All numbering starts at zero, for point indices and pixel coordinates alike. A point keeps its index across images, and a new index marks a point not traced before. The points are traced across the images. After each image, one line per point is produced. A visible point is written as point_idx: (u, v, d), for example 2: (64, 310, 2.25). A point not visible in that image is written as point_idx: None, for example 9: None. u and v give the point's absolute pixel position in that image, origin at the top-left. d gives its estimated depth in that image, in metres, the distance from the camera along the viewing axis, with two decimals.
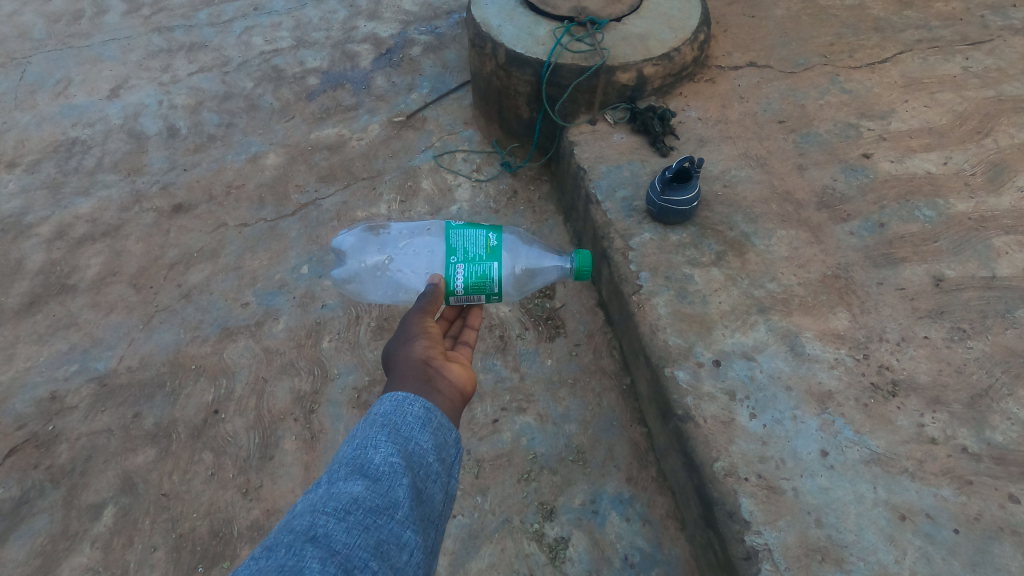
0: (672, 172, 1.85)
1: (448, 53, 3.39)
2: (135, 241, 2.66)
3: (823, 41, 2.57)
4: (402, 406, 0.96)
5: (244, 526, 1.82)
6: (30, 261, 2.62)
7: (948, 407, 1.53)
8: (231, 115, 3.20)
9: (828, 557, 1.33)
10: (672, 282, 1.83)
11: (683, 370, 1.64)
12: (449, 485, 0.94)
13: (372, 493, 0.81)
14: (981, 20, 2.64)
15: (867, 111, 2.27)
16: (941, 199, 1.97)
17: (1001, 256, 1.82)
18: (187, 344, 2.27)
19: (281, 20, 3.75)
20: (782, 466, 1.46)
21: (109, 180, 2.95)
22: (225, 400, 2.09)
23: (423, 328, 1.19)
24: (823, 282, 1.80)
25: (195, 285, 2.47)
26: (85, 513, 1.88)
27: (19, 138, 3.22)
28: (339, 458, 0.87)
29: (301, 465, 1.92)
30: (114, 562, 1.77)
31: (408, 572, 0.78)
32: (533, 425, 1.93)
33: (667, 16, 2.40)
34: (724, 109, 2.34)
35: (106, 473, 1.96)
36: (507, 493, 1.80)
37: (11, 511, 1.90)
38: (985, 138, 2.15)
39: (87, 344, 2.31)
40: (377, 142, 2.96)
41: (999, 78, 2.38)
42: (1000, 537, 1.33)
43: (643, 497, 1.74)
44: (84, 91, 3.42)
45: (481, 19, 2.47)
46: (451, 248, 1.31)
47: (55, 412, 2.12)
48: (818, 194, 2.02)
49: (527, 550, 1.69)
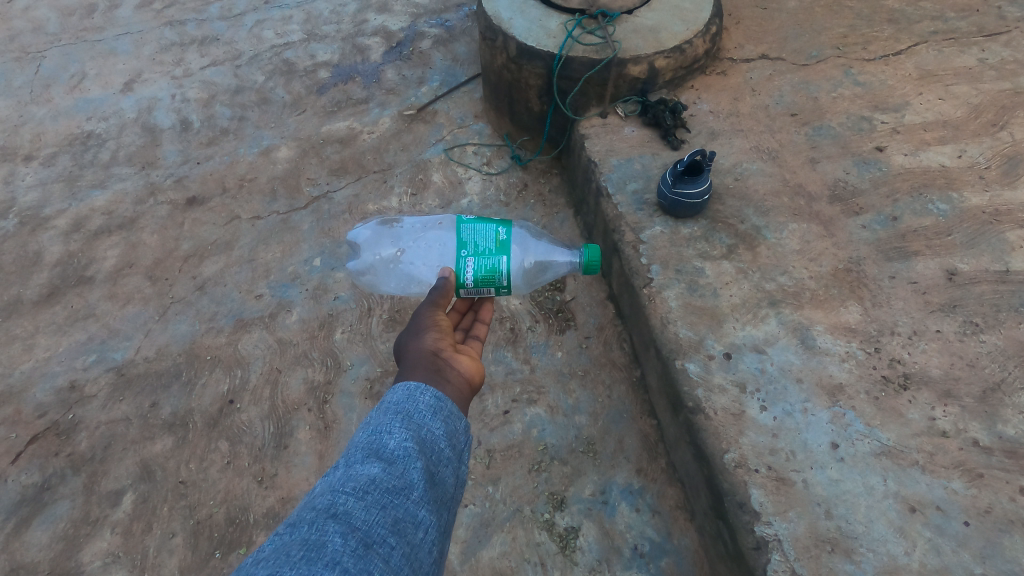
0: (683, 165, 1.87)
1: (458, 45, 3.39)
2: (150, 233, 2.69)
3: (837, 33, 2.55)
4: (415, 395, 0.98)
5: (260, 513, 1.85)
6: (49, 253, 2.67)
7: (959, 400, 1.53)
8: (243, 109, 3.22)
9: (838, 547, 1.34)
10: (682, 275, 1.84)
11: (695, 362, 1.65)
12: (460, 470, 0.95)
13: (388, 475, 0.83)
14: (997, 11, 2.61)
15: (880, 104, 2.25)
16: (954, 193, 1.96)
17: (1015, 249, 1.81)
18: (203, 336, 2.30)
19: (292, 13, 3.76)
20: (792, 458, 1.47)
21: (123, 173, 2.98)
22: (240, 390, 2.13)
23: (434, 321, 1.20)
24: (835, 276, 1.79)
25: (210, 276, 2.50)
26: (106, 500, 1.92)
27: (36, 131, 3.26)
28: (354, 443, 0.89)
29: (315, 454, 1.95)
30: (135, 547, 1.82)
31: (423, 548, 0.80)
32: (543, 416, 1.94)
33: (678, 8, 2.39)
34: (736, 102, 2.33)
35: (126, 460, 2.00)
36: (518, 484, 1.82)
37: (34, 497, 1.94)
38: (1000, 131, 2.13)
39: (105, 335, 2.35)
40: (388, 135, 2.97)
41: (1016, 69, 2.35)
42: (1010, 530, 1.33)
43: (652, 487, 1.76)
44: (98, 85, 3.46)
45: (492, 12, 2.47)
46: (461, 242, 1.32)
47: (75, 402, 2.17)
48: (831, 187, 2.01)
49: (538, 539, 1.71)
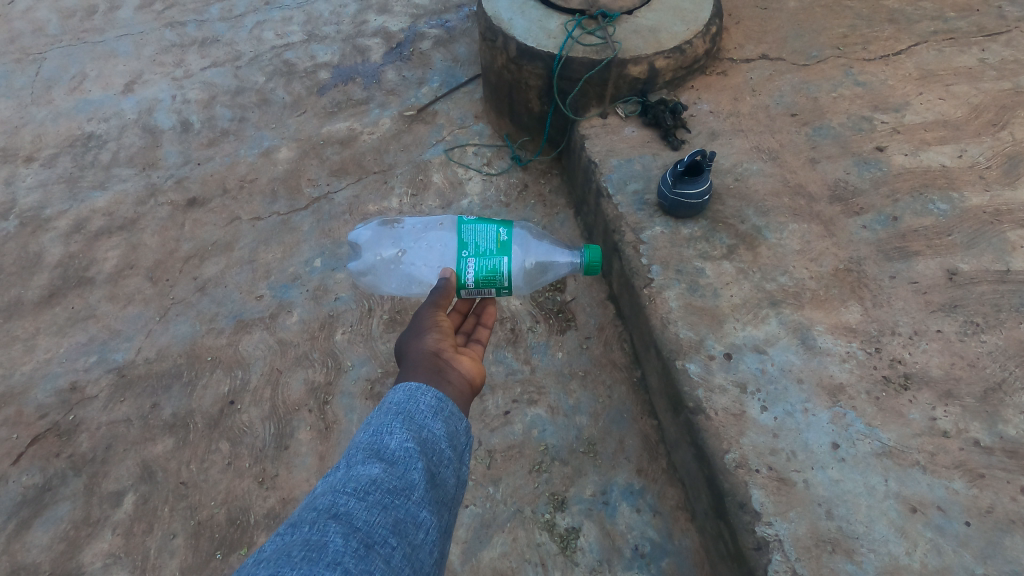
0: (684, 166, 1.87)
1: (459, 46, 3.39)
2: (150, 234, 2.70)
3: (837, 33, 2.55)
4: (415, 395, 0.98)
5: (261, 514, 1.85)
6: (49, 254, 2.67)
7: (960, 400, 1.53)
8: (244, 110, 3.22)
9: (839, 548, 1.34)
10: (683, 276, 1.84)
11: (695, 363, 1.65)
12: (460, 471, 0.95)
13: (389, 476, 0.83)
14: (998, 11, 2.60)
15: (880, 104, 2.25)
16: (955, 192, 1.96)
17: (1015, 249, 1.80)
18: (203, 337, 2.30)
19: (292, 14, 3.76)
20: (793, 458, 1.47)
21: (123, 174, 2.98)
22: (241, 391, 2.13)
23: (435, 321, 1.20)
24: (835, 276, 1.79)
25: (210, 277, 2.50)
26: (107, 501, 1.92)
27: (36, 133, 3.26)
28: (355, 443, 0.89)
29: (316, 455, 1.96)
30: (135, 548, 1.82)
31: (424, 549, 0.80)
32: (544, 417, 1.94)
33: (678, 8, 2.39)
34: (736, 103, 2.33)
35: (126, 462, 2.00)
36: (518, 484, 1.82)
37: (34, 499, 1.95)
38: (1001, 131, 2.13)
39: (106, 336, 2.36)
40: (388, 136, 2.97)
41: (1016, 69, 2.35)
42: (1011, 530, 1.33)
43: (653, 488, 1.76)
44: (99, 87, 3.46)
45: (492, 12, 2.47)
46: (463, 243, 1.32)
47: (76, 402, 2.17)
48: (831, 187, 2.01)
49: (539, 540, 1.71)
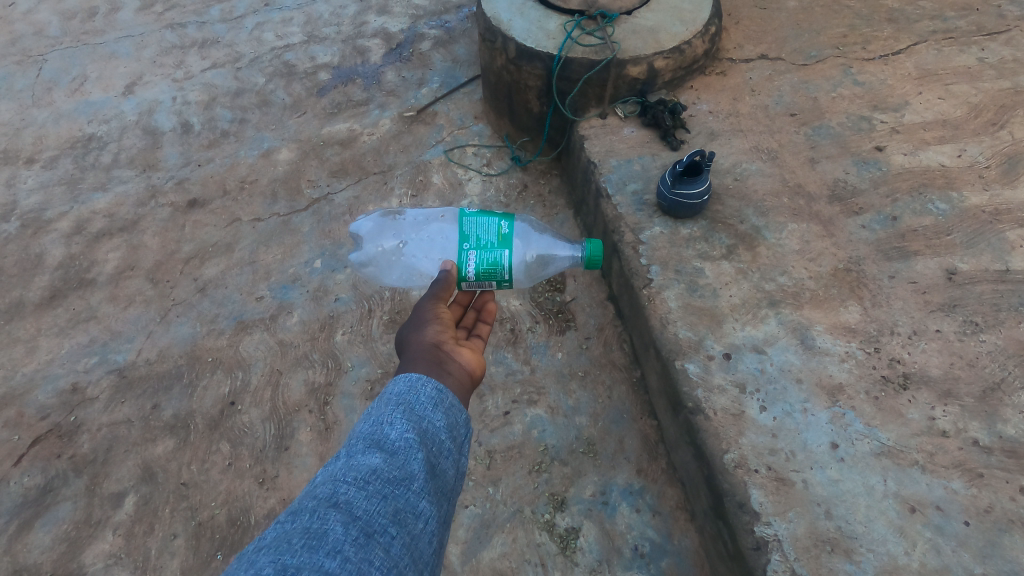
0: (683, 166, 1.87)
1: (458, 47, 3.40)
2: (151, 236, 2.70)
3: (836, 32, 2.55)
4: (416, 386, 0.98)
5: (261, 514, 1.86)
6: (50, 256, 2.68)
7: (959, 400, 1.53)
8: (244, 111, 3.23)
9: (838, 548, 1.34)
10: (682, 276, 1.84)
11: (694, 363, 1.65)
12: (460, 462, 0.95)
13: (389, 466, 0.83)
14: (997, 10, 2.60)
15: (880, 103, 2.25)
16: (954, 192, 1.96)
17: (1015, 248, 1.80)
18: (204, 338, 2.31)
19: (292, 15, 3.76)
20: (792, 458, 1.47)
21: (124, 175, 2.99)
22: (241, 392, 2.13)
23: (435, 314, 1.20)
24: (834, 276, 1.79)
25: (210, 279, 2.51)
26: (107, 502, 1.92)
27: (37, 134, 3.27)
28: (356, 433, 0.89)
29: (316, 456, 1.96)
30: (136, 549, 1.82)
31: (423, 539, 0.81)
32: (543, 417, 1.95)
33: (678, 8, 2.40)
34: (736, 103, 2.33)
35: (127, 462, 2.01)
36: (518, 484, 1.82)
37: (36, 500, 1.95)
38: (1000, 130, 2.13)
39: (107, 337, 2.36)
40: (388, 137, 2.98)
41: (1016, 68, 2.35)
42: (1010, 529, 1.33)
43: (653, 488, 1.76)
44: (99, 88, 3.47)
45: (492, 13, 2.47)
46: (464, 235, 1.33)
47: (77, 404, 2.17)
48: (830, 187, 2.01)
49: (538, 540, 1.71)
